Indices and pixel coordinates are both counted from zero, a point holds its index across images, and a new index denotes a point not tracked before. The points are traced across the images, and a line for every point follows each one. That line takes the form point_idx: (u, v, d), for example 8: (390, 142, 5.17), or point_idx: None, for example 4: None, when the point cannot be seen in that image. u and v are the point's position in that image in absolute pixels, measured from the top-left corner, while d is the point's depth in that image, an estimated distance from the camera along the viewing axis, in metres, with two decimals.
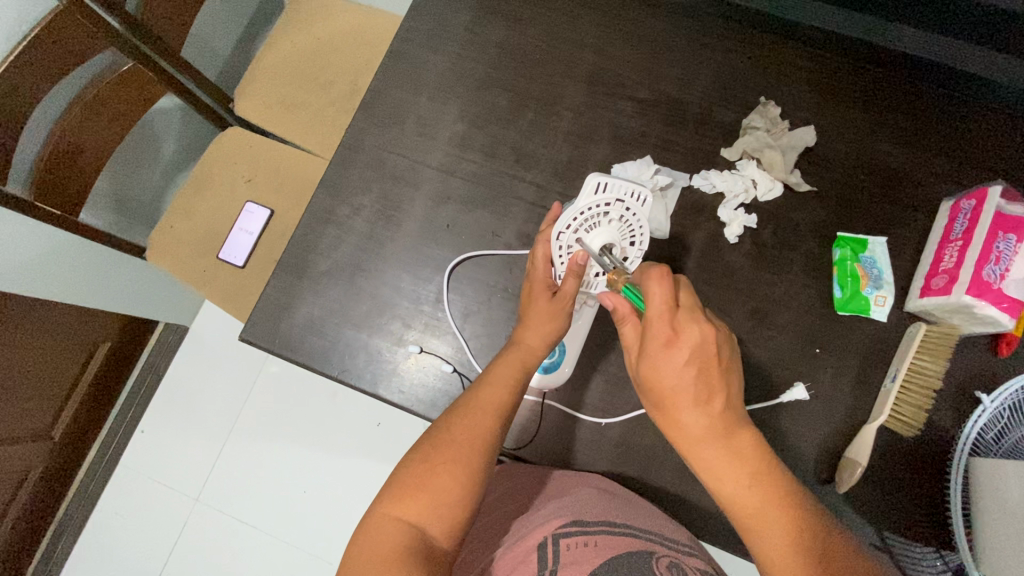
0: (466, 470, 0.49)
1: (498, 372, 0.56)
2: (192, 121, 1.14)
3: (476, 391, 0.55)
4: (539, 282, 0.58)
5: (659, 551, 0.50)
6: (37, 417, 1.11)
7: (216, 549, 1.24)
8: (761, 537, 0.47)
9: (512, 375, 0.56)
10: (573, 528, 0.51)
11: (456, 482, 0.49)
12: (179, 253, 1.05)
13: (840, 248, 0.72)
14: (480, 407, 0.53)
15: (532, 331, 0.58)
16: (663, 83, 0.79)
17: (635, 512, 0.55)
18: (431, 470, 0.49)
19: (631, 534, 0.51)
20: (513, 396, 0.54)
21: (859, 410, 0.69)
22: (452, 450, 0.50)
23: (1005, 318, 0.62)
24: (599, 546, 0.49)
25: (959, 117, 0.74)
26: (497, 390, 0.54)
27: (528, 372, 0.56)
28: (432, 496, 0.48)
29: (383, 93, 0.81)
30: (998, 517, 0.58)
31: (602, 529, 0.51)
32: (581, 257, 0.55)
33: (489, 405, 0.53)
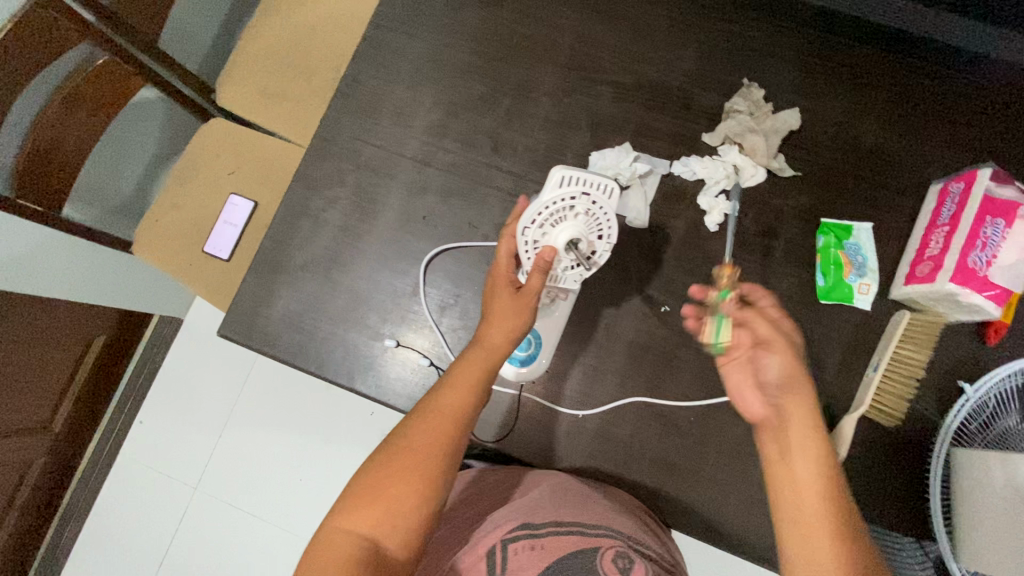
0: (421, 478, 0.50)
1: (463, 372, 0.54)
2: (174, 113, 1.12)
3: (436, 394, 0.54)
4: (501, 276, 0.54)
5: (606, 543, 0.52)
6: (36, 410, 1.12)
7: (215, 536, 1.26)
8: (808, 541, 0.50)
9: (475, 374, 0.54)
10: (522, 532, 0.53)
11: (410, 492, 0.49)
12: (165, 246, 1.05)
13: (823, 235, 0.70)
14: (437, 417, 0.52)
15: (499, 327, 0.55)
16: (644, 65, 0.76)
17: (587, 504, 0.57)
18: (385, 480, 0.50)
19: (579, 533, 0.53)
20: (475, 398, 0.53)
21: (841, 399, 0.68)
22: (407, 459, 0.50)
23: (991, 306, 0.60)
24: (545, 549, 0.51)
25: (951, 97, 0.71)
26: (459, 393, 0.53)
27: (490, 374, 0.55)
28: (385, 507, 0.49)
29: (357, 81, 0.79)
30: (980, 510, 0.57)
31: (550, 531, 0.53)
32: (548, 253, 0.50)
33: (450, 409, 0.53)
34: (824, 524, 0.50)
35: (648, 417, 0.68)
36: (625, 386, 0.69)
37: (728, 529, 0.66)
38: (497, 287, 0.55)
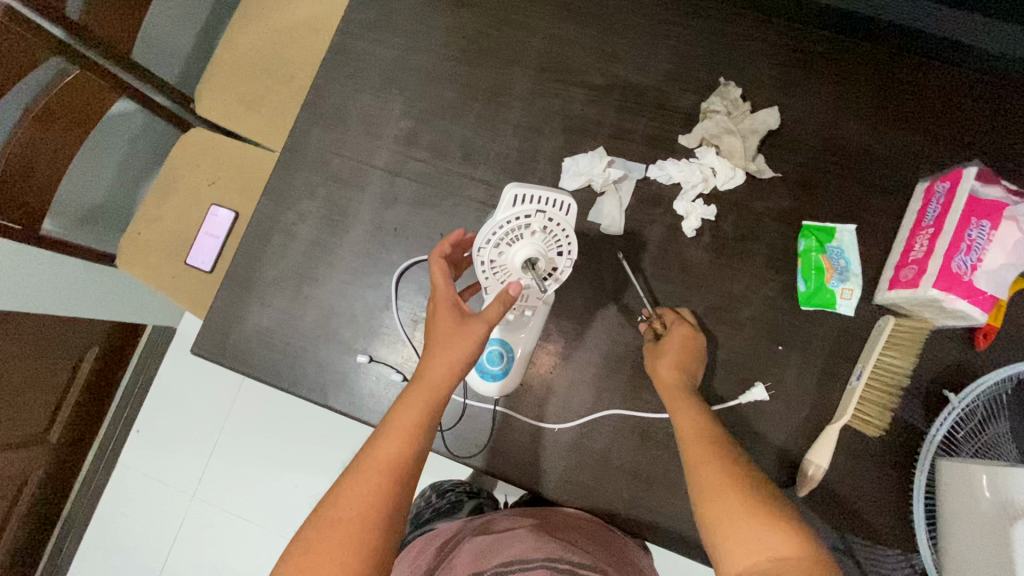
0: (353, 545, 0.49)
1: (402, 412, 0.54)
2: (154, 123, 1.11)
3: (370, 448, 0.53)
4: (442, 300, 0.56)
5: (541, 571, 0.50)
6: (31, 424, 1.13)
7: (212, 544, 1.27)
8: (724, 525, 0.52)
9: (411, 423, 0.54)
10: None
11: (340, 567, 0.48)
12: (147, 259, 1.04)
13: (805, 238, 0.68)
14: (374, 459, 0.52)
15: (437, 367, 0.54)
16: (619, 65, 0.73)
17: (504, 547, 0.56)
18: (313, 557, 0.48)
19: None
20: (414, 435, 0.53)
21: (824, 408, 0.66)
22: (337, 527, 0.49)
23: (976, 311, 0.57)
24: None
25: (940, 89, 0.68)
26: (395, 441, 0.53)
27: (431, 408, 0.54)
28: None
29: (325, 91, 0.77)
30: (966, 525, 0.55)
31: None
32: (512, 286, 0.49)
33: (384, 462, 0.52)
34: (731, 493, 0.52)
35: (625, 429, 0.67)
36: (601, 397, 0.68)
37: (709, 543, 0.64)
38: (439, 313, 0.56)
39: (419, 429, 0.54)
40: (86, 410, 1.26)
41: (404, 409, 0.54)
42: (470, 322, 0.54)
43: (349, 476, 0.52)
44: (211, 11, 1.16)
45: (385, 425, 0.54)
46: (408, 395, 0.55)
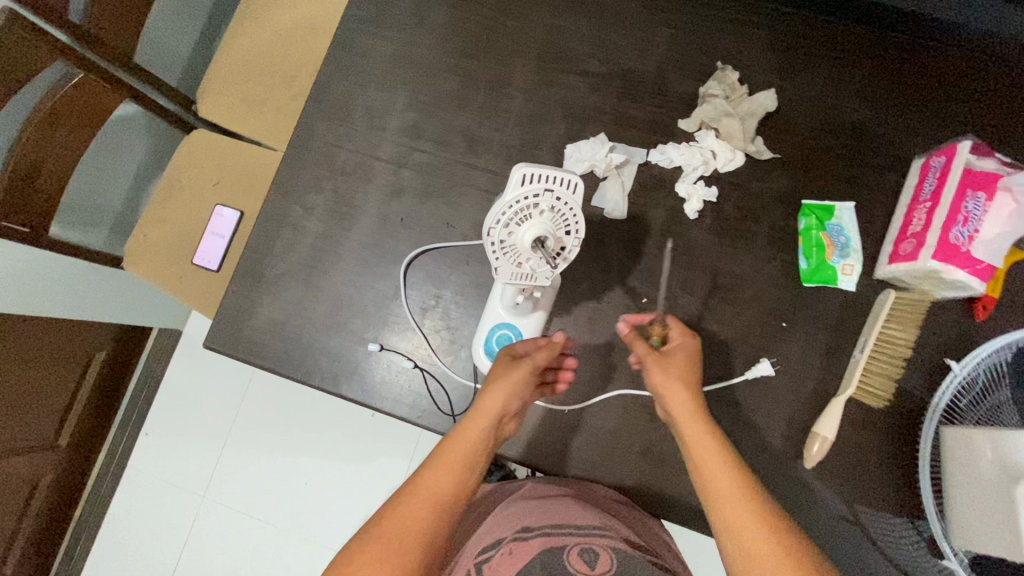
0: (396, 568, 0.46)
1: (449, 453, 0.52)
2: (156, 126, 1.13)
3: (417, 477, 0.51)
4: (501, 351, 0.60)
5: (570, 541, 0.52)
6: (40, 428, 1.14)
7: (224, 544, 1.27)
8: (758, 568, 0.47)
9: (461, 457, 0.52)
10: (489, 547, 0.54)
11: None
12: (154, 260, 1.05)
13: (805, 217, 0.69)
14: (421, 496, 0.50)
15: (482, 407, 0.55)
16: (617, 53, 0.75)
17: (548, 505, 0.58)
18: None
19: (540, 533, 0.54)
20: (462, 475, 0.51)
21: (828, 383, 0.67)
22: (380, 552, 0.47)
23: (974, 281, 0.59)
24: (516, 553, 0.52)
25: (933, 69, 0.70)
26: (446, 473, 0.51)
27: (479, 453, 0.53)
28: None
29: (328, 86, 0.78)
30: (972, 490, 0.57)
31: (512, 537, 0.54)
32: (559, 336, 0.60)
33: (431, 493, 0.50)
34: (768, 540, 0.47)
35: (635, 408, 0.68)
36: (610, 378, 0.69)
37: None
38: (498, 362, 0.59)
39: (468, 466, 0.52)
40: (95, 414, 1.26)
41: (455, 443, 0.53)
42: (518, 370, 0.56)
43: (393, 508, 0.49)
44: (210, 14, 1.17)
45: (432, 463, 0.52)
46: (463, 428, 0.54)
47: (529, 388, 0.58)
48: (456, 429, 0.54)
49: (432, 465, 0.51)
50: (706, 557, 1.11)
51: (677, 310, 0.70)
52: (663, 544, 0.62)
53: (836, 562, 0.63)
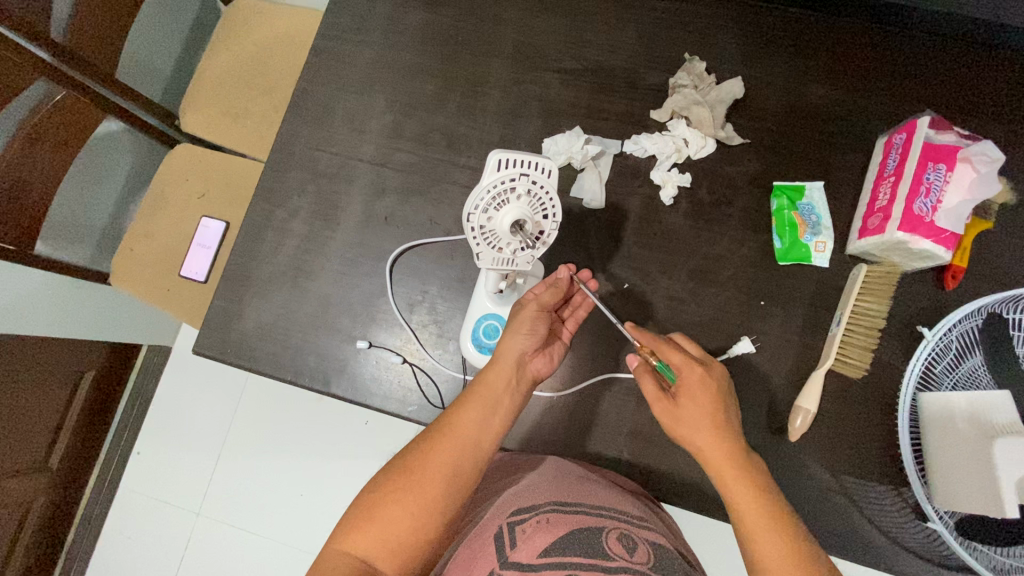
0: (418, 500, 0.54)
1: (470, 399, 0.58)
2: (140, 143, 1.13)
3: (446, 415, 0.58)
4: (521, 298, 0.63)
5: (609, 523, 0.52)
6: (31, 450, 1.12)
7: (220, 559, 1.26)
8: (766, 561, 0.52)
9: (481, 397, 0.58)
10: (525, 512, 0.53)
11: (407, 514, 0.53)
12: (141, 274, 1.06)
13: (777, 198, 0.71)
14: (445, 436, 0.56)
15: (500, 355, 0.60)
16: (587, 49, 0.77)
17: (590, 491, 0.57)
18: (382, 503, 0.54)
19: (582, 512, 0.52)
20: (480, 419, 0.57)
21: (807, 357, 0.69)
22: (407, 480, 0.55)
23: (941, 250, 0.61)
24: (554, 523, 0.51)
25: (891, 51, 0.73)
26: (467, 411, 0.57)
27: (498, 396, 0.58)
28: (380, 527, 0.52)
29: (309, 93, 0.80)
30: (951, 451, 0.58)
31: (552, 508, 0.53)
32: (567, 270, 0.61)
33: (453, 430, 0.57)
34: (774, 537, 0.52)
35: (622, 391, 0.69)
36: (596, 362, 0.70)
37: (713, 494, 0.66)
38: (518, 306, 0.62)
39: (489, 404, 0.58)
40: (85, 434, 1.25)
41: (477, 383, 0.59)
42: (529, 310, 0.60)
43: (422, 445, 0.56)
44: (191, 32, 1.19)
45: (457, 407, 0.58)
46: (486, 369, 0.59)
47: (546, 324, 0.61)
48: (480, 369, 0.60)
49: (456, 409, 0.58)
50: (705, 542, 1.12)
51: (658, 293, 0.71)
52: (676, 533, 0.62)
53: (823, 531, 0.65)
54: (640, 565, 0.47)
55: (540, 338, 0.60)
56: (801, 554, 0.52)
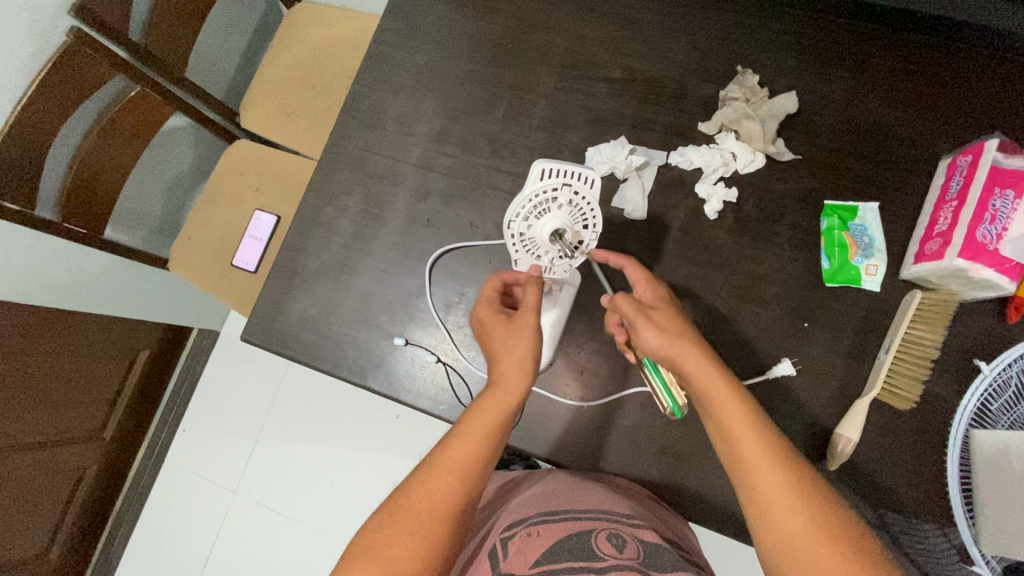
0: (426, 537, 0.48)
1: (467, 421, 0.53)
2: (202, 138, 1.20)
3: (442, 446, 0.52)
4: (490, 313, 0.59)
5: (597, 524, 0.52)
6: (88, 419, 1.21)
7: (251, 538, 1.31)
8: (768, 496, 0.47)
9: (485, 424, 0.53)
10: (516, 525, 0.54)
11: (416, 556, 0.47)
12: (198, 261, 1.12)
13: (827, 217, 0.69)
14: (447, 465, 0.51)
15: (493, 374, 0.55)
16: (637, 59, 0.77)
17: (582, 496, 0.57)
18: (386, 546, 0.47)
19: (570, 518, 0.53)
20: (484, 443, 0.52)
21: (852, 384, 0.66)
22: (412, 521, 0.48)
23: (1004, 280, 0.58)
24: (542, 534, 0.52)
25: (961, 70, 0.69)
26: (467, 438, 0.52)
27: (500, 412, 0.54)
28: (387, 575, 0.46)
29: (362, 96, 0.83)
30: (999, 491, 0.55)
31: (541, 519, 0.54)
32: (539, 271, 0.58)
33: (455, 461, 0.51)
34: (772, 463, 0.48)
35: (653, 406, 0.69)
36: (629, 374, 0.70)
37: (741, 516, 0.65)
38: (490, 322, 0.59)
39: (489, 427, 0.53)
40: (137, 408, 1.33)
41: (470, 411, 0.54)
42: (522, 326, 0.57)
43: (421, 478, 0.51)
44: (254, 34, 1.25)
45: (456, 432, 0.53)
46: (482, 399, 0.55)
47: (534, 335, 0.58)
48: (471, 395, 0.55)
49: (456, 434, 0.53)
50: (730, 568, 1.09)
51: (697, 309, 0.70)
52: (691, 542, 0.61)
53: None
54: (630, 560, 0.48)
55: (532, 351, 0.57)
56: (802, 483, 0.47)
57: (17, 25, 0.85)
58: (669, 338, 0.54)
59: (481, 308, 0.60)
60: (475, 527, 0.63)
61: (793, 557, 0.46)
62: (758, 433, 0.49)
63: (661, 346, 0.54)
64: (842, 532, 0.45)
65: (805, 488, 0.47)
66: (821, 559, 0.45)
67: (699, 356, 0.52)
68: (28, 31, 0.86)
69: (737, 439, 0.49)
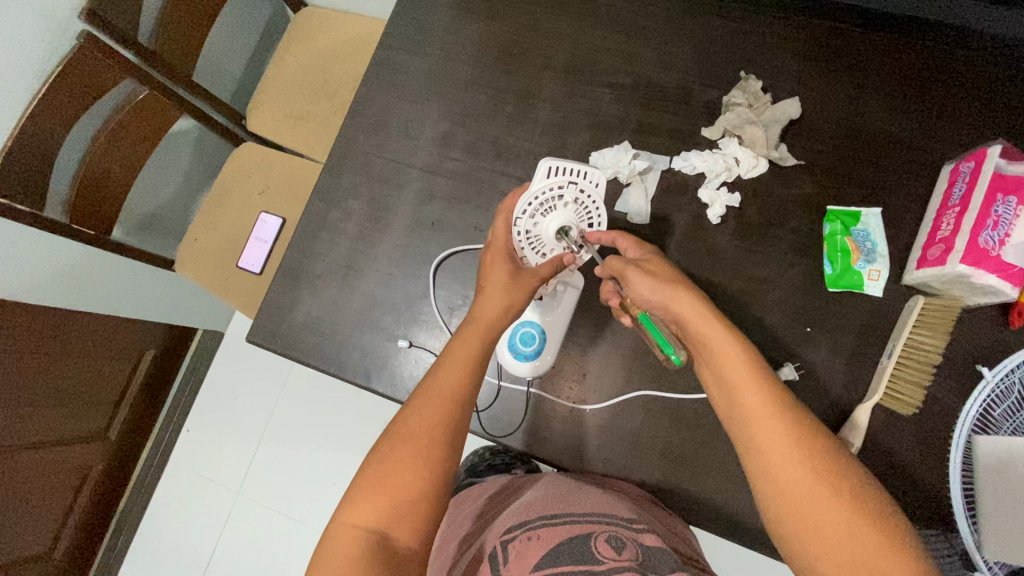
0: (425, 460, 0.51)
1: (456, 352, 0.57)
2: (208, 140, 1.22)
3: (431, 377, 0.55)
4: (501, 248, 0.60)
5: (597, 528, 0.52)
6: (93, 418, 1.22)
7: (253, 538, 1.31)
8: (771, 451, 0.48)
9: (467, 355, 0.56)
10: (517, 528, 0.54)
11: (416, 474, 0.50)
12: (204, 263, 1.13)
13: (829, 223, 0.69)
14: (439, 393, 0.54)
15: (484, 314, 0.58)
16: (641, 64, 0.77)
17: (584, 498, 0.57)
18: (388, 471, 0.51)
19: (571, 521, 0.53)
20: (473, 375, 0.56)
21: (854, 389, 0.66)
22: (410, 445, 0.52)
23: (1007, 287, 0.58)
24: (543, 537, 0.52)
25: (965, 76, 0.69)
26: (456, 370, 0.55)
27: (486, 346, 0.58)
28: (390, 494, 0.50)
29: (368, 100, 0.84)
30: (1000, 497, 0.55)
31: (542, 522, 0.54)
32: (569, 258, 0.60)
33: (446, 390, 0.54)
34: (777, 418, 0.49)
35: (655, 410, 0.69)
36: (631, 377, 0.70)
37: (742, 519, 0.65)
38: (496, 261, 0.61)
39: (476, 360, 0.57)
40: (142, 408, 1.34)
41: (459, 342, 0.57)
42: (528, 279, 0.60)
43: (415, 404, 0.54)
44: (262, 38, 1.26)
45: (444, 363, 0.56)
46: (462, 333, 0.58)
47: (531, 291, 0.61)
48: (461, 330, 0.58)
49: (445, 365, 0.56)
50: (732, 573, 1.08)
51: None
52: (692, 546, 0.61)
53: None
54: (628, 562, 0.48)
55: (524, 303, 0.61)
56: (805, 436, 0.48)
57: (28, 29, 0.86)
58: (673, 298, 0.55)
59: (492, 240, 0.62)
60: (476, 528, 0.63)
61: (785, 492, 0.47)
62: (753, 374, 0.51)
63: (655, 291, 0.56)
64: (842, 485, 0.46)
65: (810, 441, 0.48)
66: (815, 491, 0.46)
67: (691, 299, 0.54)
68: (38, 34, 0.88)
69: (731, 380, 0.51)
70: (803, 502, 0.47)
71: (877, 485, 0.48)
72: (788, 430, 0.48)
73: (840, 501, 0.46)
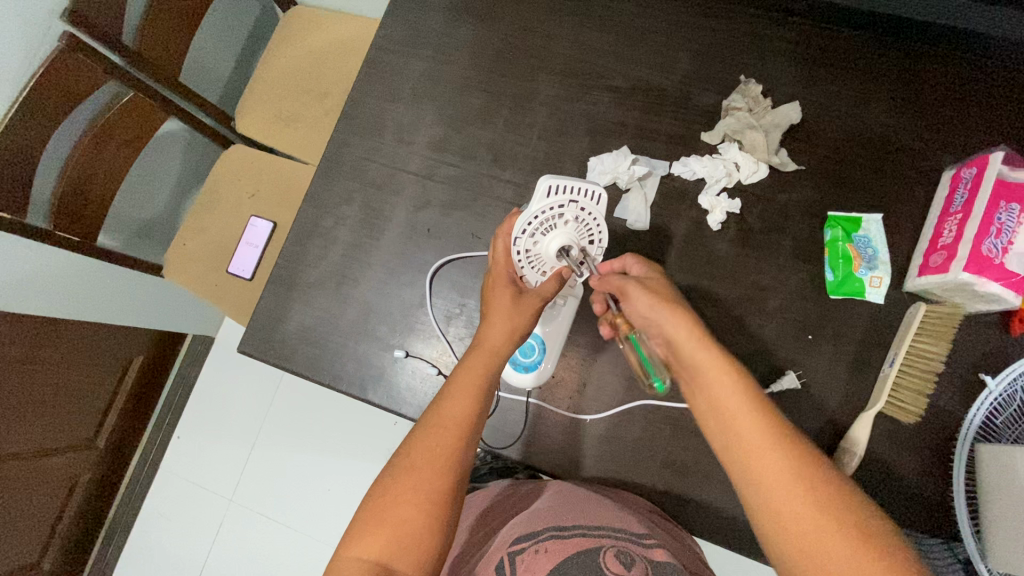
0: (428, 494, 0.51)
1: (461, 381, 0.56)
2: (196, 143, 1.19)
3: (438, 406, 0.55)
4: (502, 275, 0.60)
5: (607, 542, 0.51)
6: (81, 427, 1.19)
7: (247, 547, 1.29)
8: (772, 490, 0.46)
9: (472, 383, 0.56)
10: (524, 540, 0.53)
11: (419, 508, 0.50)
12: (193, 268, 1.10)
13: (831, 228, 0.68)
14: (442, 424, 0.54)
15: (489, 343, 0.58)
16: (639, 67, 0.76)
17: (593, 509, 0.56)
18: (391, 503, 0.51)
19: (580, 534, 0.52)
20: (476, 407, 0.55)
21: (857, 396, 0.66)
22: (414, 478, 0.52)
23: (1011, 295, 0.57)
24: (550, 552, 0.51)
25: (964, 79, 0.69)
26: (460, 403, 0.55)
27: (491, 375, 0.57)
28: (393, 528, 0.50)
29: (361, 103, 0.82)
30: (1003, 506, 0.55)
31: (551, 535, 0.53)
32: (565, 271, 0.59)
33: (451, 421, 0.54)
34: (775, 455, 0.47)
35: (657, 419, 0.68)
36: (633, 387, 0.69)
37: (745, 530, 0.65)
38: (498, 287, 0.60)
39: (482, 391, 0.56)
40: (131, 416, 1.31)
41: (462, 375, 0.57)
42: (529, 300, 0.59)
43: (418, 438, 0.54)
44: (250, 38, 1.23)
45: (450, 393, 0.56)
46: (467, 360, 0.58)
47: (536, 316, 0.60)
48: (464, 360, 0.58)
49: (450, 395, 0.56)
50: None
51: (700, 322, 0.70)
52: (695, 555, 0.60)
53: None
54: None
55: (530, 327, 0.60)
56: (806, 474, 0.46)
57: (8, 30, 0.83)
58: (666, 324, 0.51)
59: (494, 265, 0.61)
60: (475, 541, 0.62)
61: (788, 528, 0.46)
62: (751, 410, 0.48)
63: (654, 311, 0.52)
64: (851, 525, 0.44)
65: (812, 477, 0.46)
66: (822, 533, 0.45)
67: (690, 323, 0.50)
68: (18, 34, 0.85)
69: (728, 415, 0.49)
70: (809, 545, 0.45)
71: (885, 521, 0.46)
72: (790, 469, 0.46)
73: (843, 540, 0.44)
